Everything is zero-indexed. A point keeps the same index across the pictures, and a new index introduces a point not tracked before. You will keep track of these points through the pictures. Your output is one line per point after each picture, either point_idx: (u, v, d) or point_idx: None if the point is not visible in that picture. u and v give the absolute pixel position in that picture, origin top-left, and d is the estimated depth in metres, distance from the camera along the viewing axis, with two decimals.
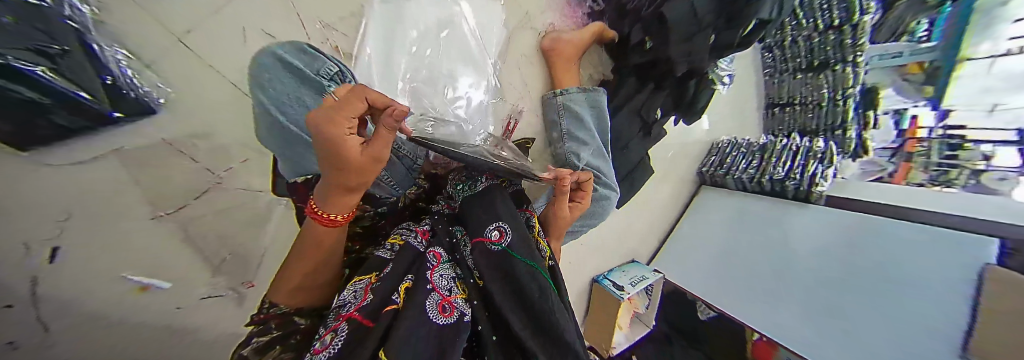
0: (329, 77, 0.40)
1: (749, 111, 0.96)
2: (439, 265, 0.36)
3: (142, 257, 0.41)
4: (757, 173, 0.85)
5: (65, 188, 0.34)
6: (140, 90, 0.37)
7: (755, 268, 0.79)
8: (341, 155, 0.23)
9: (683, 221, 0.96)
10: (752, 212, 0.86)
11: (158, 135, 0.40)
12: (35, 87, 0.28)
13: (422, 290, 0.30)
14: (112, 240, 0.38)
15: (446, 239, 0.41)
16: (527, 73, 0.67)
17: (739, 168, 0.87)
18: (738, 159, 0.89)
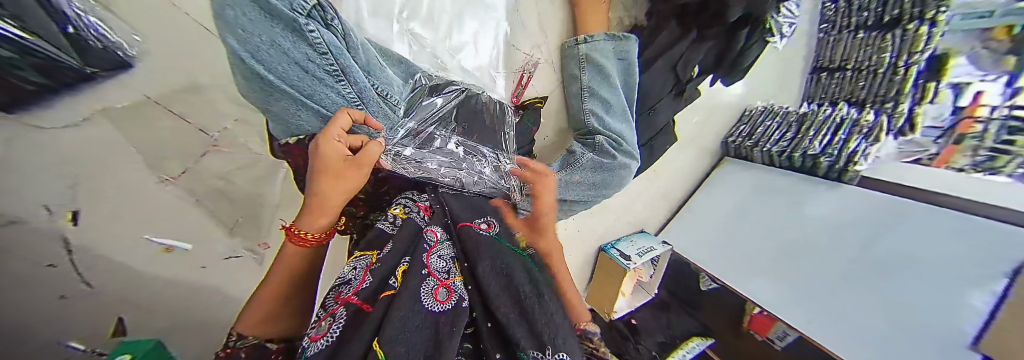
0: (304, 12, 0.30)
1: (791, 73, 0.86)
2: (438, 245, 0.32)
3: (162, 220, 0.41)
4: (789, 147, 0.76)
5: (62, 153, 0.32)
6: (108, 40, 0.33)
7: (766, 245, 0.71)
8: (324, 157, 0.28)
9: (698, 193, 0.90)
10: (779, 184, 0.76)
11: (141, 91, 0.37)
12: (15, 48, 0.23)
13: (416, 275, 0.26)
14: (128, 201, 0.38)
15: (444, 218, 0.37)
16: (546, 14, 0.59)
17: (771, 140, 0.79)
18: (772, 129, 0.81)
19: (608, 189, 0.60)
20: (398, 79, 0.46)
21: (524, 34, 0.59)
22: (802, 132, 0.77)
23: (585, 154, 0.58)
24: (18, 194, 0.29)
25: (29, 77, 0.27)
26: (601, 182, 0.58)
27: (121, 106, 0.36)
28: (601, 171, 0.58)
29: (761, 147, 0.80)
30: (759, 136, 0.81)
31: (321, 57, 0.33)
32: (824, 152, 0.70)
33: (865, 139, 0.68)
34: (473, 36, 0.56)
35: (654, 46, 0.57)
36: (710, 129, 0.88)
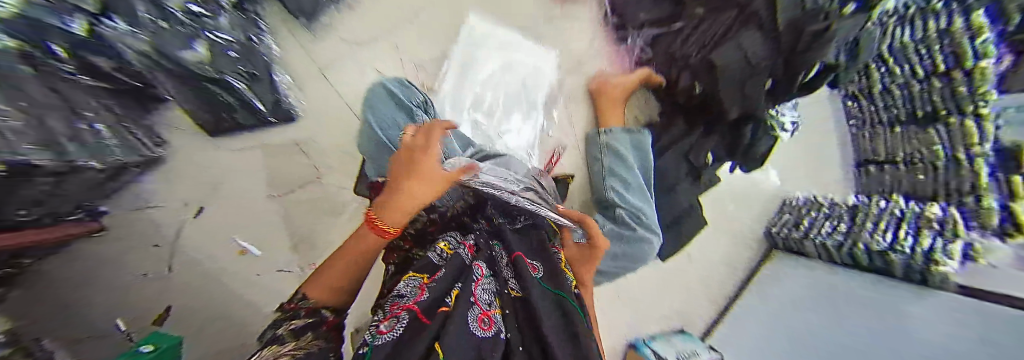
0: (419, 105, 0.53)
1: (830, 156, 0.79)
2: (482, 278, 0.37)
3: (248, 229, 0.58)
4: (848, 239, 0.61)
5: (217, 171, 0.55)
6: (288, 100, 0.57)
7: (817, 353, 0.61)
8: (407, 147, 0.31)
9: (749, 291, 0.86)
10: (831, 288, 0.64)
11: (291, 137, 0.58)
12: (230, 90, 0.48)
13: (466, 301, 0.30)
14: (234, 207, 0.57)
15: (487, 253, 0.44)
16: (574, 112, 0.75)
17: (823, 231, 0.69)
18: (819, 222, 0.72)
19: (635, 264, 0.59)
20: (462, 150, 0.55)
21: (558, 126, 0.74)
22: (839, 231, 0.65)
23: (606, 225, 0.61)
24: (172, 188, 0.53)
25: (242, 117, 0.52)
26: (625, 254, 0.58)
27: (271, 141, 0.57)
28: (623, 242, 0.58)
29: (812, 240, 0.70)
30: (807, 228, 0.74)
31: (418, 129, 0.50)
32: (893, 247, 0.52)
33: (939, 236, 0.49)
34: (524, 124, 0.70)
35: (667, 135, 0.71)
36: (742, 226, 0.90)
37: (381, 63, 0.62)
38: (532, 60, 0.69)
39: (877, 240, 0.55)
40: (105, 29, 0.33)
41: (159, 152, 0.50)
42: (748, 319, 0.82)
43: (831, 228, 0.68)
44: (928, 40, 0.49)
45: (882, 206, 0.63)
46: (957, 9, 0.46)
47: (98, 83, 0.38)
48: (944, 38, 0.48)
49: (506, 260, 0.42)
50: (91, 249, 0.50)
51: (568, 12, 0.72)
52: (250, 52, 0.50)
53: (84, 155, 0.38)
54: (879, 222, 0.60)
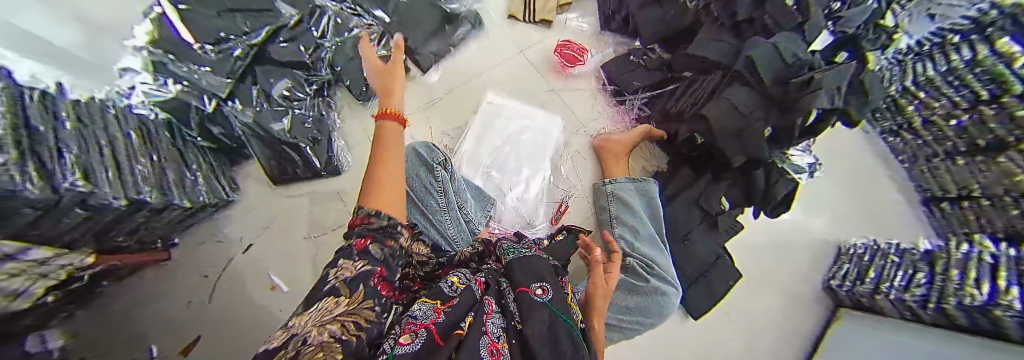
0: (438, 163, 0.59)
1: (886, 195, 0.80)
2: (492, 313, 0.37)
3: (280, 265, 0.62)
4: (932, 294, 0.54)
5: (264, 214, 0.64)
6: (339, 160, 0.68)
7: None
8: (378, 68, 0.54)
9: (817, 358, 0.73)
10: (893, 343, 0.54)
11: (335, 187, 0.69)
12: (298, 153, 0.62)
13: (477, 331, 0.31)
14: (273, 244, 0.63)
15: (495, 289, 0.44)
16: (580, 167, 0.79)
17: (896, 286, 0.60)
18: (890, 272, 0.64)
19: (645, 316, 0.58)
20: (475, 208, 0.66)
21: (567, 176, 0.79)
22: (916, 283, 0.58)
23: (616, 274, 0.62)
24: (227, 225, 0.62)
25: (301, 172, 0.65)
26: (638, 305, 0.58)
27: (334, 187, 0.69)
28: (634, 294, 0.59)
29: (882, 294, 0.61)
30: (875, 280, 0.65)
31: (435, 184, 0.58)
32: (997, 302, 0.43)
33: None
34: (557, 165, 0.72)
35: (674, 184, 0.73)
36: (792, 282, 0.79)
37: (416, 130, 0.75)
38: (539, 123, 0.79)
39: (973, 292, 0.47)
40: (226, 107, 0.55)
41: (234, 197, 0.62)
42: None
43: (902, 280, 0.61)
44: (955, 73, 0.58)
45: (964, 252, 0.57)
46: (975, 40, 0.56)
47: (202, 143, 0.58)
48: (976, 69, 0.55)
49: (513, 296, 0.41)
50: (151, 274, 0.58)
51: (571, 84, 0.84)
52: (320, 124, 0.66)
53: (180, 196, 0.50)
54: (966, 270, 0.52)
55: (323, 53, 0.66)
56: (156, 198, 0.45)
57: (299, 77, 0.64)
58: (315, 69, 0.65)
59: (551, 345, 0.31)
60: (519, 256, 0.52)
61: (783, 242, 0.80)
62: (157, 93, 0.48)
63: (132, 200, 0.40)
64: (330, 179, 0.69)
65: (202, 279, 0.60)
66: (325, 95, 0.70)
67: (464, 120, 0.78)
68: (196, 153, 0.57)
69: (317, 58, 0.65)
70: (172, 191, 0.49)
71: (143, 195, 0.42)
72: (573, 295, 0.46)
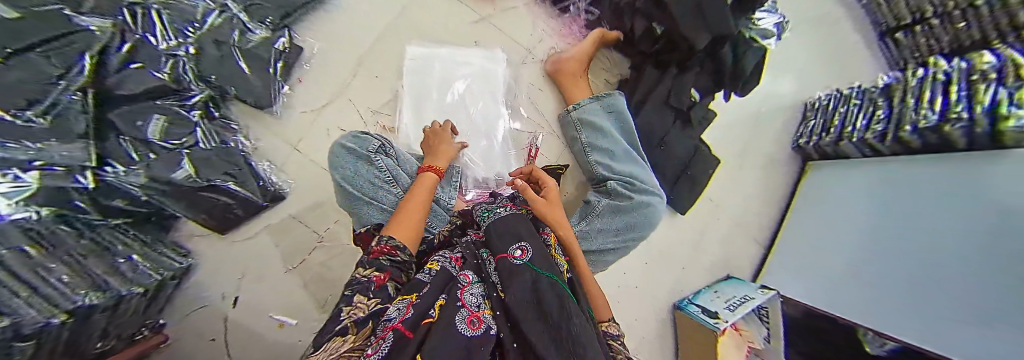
0: (375, 151, 0.52)
1: (850, 36, 0.82)
2: (469, 285, 0.38)
3: (278, 303, 0.63)
4: (891, 124, 0.60)
5: (232, 265, 0.61)
6: (277, 184, 0.62)
7: (859, 247, 0.61)
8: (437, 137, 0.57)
9: (793, 212, 0.80)
10: (886, 174, 0.61)
11: (288, 213, 0.64)
12: (226, 194, 0.55)
13: (452, 307, 0.32)
14: (260, 287, 0.62)
15: (473, 262, 0.44)
16: (538, 99, 0.70)
17: (858, 127, 0.66)
18: (852, 115, 0.68)
19: (635, 232, 0.57)
20: (440, 184, 0.60)
21: (527, 115, 0.70)
22: (876, 118, 0.63)
23: (601, 201, 0.59)
24: (202, 289, 0.60)
25: (239, 211, 0.59)
26: (627, 225, 0.57)
27: (288, 213, 0.64)
28: (620, 214, 0.57)
29: (845, 137, 0.67)
30: (838, 129, 0.70)
31: (383, 175, 0.51)
32: (947, 116, 0.50)
33: (1000, 87, 0.45)
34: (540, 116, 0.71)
35: (641, 89, 0.65)
36: (768, 149, 0.81)
37: (343, 121, 0.65)
38: (478, 64, 0.67)
39: (926, 116, 0.53)
40: (107, 177, 0.43)
41: (189, 260, 0.58)
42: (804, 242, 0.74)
43: (863, 120, 0.66)
44: None
45: (920, 76, 0.60)
46: None
47: (116, 221, 0.51)
48: None
49: (493, 265, 0.41)
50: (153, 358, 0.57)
51: (501, 5, 0.70)
52: (227, 151, 0.57)
53: (128, 285, 0.45)
54: (922, 93, 0.57)
55: (183, 65, 0.51)
56: (99, 298, 0.40)
57: (171, 108, 0.52)
58: (184, 91, 0.53)
59: (534, 305, 0.31)
60: (495, 218, 0.49)
61: (759, 113, 0.81)
62: (17, 189, 0.37)
63: (70, 310, 0.35)
64: (277, 206, 0.64)
65: (211, 342, 0.60)
66: (218, 116, 0.59)
67: (393, 89, 0.66)
68: (116, 234, 0.50)
69: (177, 75, 0.51)
70: (112, 284, 0.43)
71: (78, 301, 0.37)
72: (555, 243, 0.46)
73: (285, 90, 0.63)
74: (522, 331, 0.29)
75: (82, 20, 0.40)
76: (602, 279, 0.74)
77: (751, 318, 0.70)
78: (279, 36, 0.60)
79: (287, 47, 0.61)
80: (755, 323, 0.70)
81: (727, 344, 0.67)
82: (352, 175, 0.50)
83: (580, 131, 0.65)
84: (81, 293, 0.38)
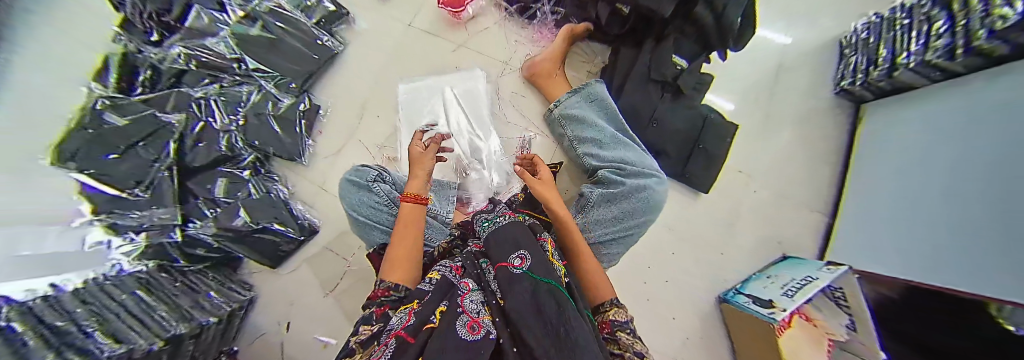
0: (373, 179, 0.59)
1: None
2: (469, 292, 0.37)
3: (321, 326, 0.71)
4: (958, 36, 0.51)
5: (284, 294, 0.72)
6: (310, 220, 0.73)
7: (957, 198, 0.49)
8: (416, 154, 0.53)
9: (847, 183, 0.73)
10: (977, 102, 0.49)
11: (321, 245, 0.74)
12: (274, 234, 0.67)
13: (453, 313, 0.31)
14: (306, 313, 0.71)
15: (473, 271, 0.43)
16: (521, 105, 0.74)
17: (914, 50, 0.58)
18: (902, 40, 0.61)
19: (637, 217, 0.54)
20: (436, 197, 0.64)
21: (513, 122, 0.74)
22: (934, 34, 0.55)
23: (594, 190, 0.57)
24: (262, 318, 0.70)
25: (283, 247, 0.69)
26: (624, 212, 0.54)
27: (322, 245, 0.74)
28: (616, 203, 0.55)
29: (902, 65, 0.60)
30: (887, 56, 0.63)
31: (382, 198, 0.57)
32: None
33: None
34: (525, 120, 0.74)
35: (619, 71, 0.66)
36: (789, 108, 0.76)
37: (356, 158, 0.75)
38: (460, 84, 0.74)
39: (1005, 14, 0.43)
40: (190, 230, 0.59)
41: (251, 293, 0.69)
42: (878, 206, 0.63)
43: (917, 42, 0.58)
44: None
45: None
46: None
47: (199, 266, 0.64)
48: None
49: (492, 273, 0.40)
50: None
51: (474, 30, 0.77)
52: (268, 198, 0.67)
53: (206, 316, 0.55)
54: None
55: (235, 137, 0.65)
56: (186, 328, 0.49)
57: (230, 171, 0.65)
58: (237, 157, 0.66)
59: (534, 309, 0.29)
60: (495, 227, 0.49)
61: (771, 73, 0.77)
62: (132, 248, 0.54)
63: (167, 338, 0.44)
64: (315, 239, 0.74)
65: None
66: (263, 172, 0.71)
67: (393, 123, 0.75)
68: (200, 276, 0.62)
69: (231, 143, 0.64)
70: (196, 316, 0.53)
71: (172, 331, 0.46)
72: (553, 249, 0.44)
73: (310, 142, 0.76)
74: (522, 333, 0.27)
75: (165, 117, 0.56)
76: (621, 274, 0.69)
77: (822, 304, 0.60)
78: (301, 101, 0.73)
79: (308, 108, 0.74)
80: (828, 308, 0.59)
81: (795, 333, 0.56)
82: (358, 203, 0.57)
83: (569, 124, 0.64)
84: (173, 324, 0.48)
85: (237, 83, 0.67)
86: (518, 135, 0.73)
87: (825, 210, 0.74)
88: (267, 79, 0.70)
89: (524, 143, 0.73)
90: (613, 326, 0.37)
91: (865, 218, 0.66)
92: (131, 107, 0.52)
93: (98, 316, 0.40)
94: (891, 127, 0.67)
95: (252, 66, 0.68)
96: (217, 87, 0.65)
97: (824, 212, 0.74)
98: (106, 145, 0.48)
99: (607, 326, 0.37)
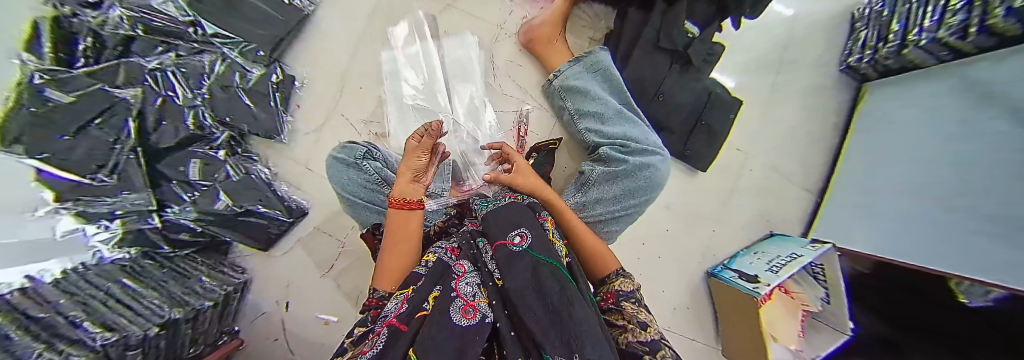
0: (360, 156, 0.56)
1: None
2: (464, 274, 0.36)
3: (321, 305, 0.72)
4: (975, 12, 0.44)
5: (278, 275, 0.71)
6: (297, 201, 0.70)
7: (953, 181, 0.48)
8: (411, 148, 0.45)
9: (845, 158, 0.72)
10: (976, 80, 0.48)
11: (313, 226, 0.72)
12: (261, 217, 0.64)
13: (446, 298, 0.31)
14: (303, 292, 0.71)
15: (469, 252, 0.42)
16: (518, 76, 0.68)
17: (929, 27, 0.51)
18: (917, 13, 0.54)
19: (636, 198, 0.53)
20: None
21: (509, 95, 0.69)
22: (951, 9, 0.48)
23: (595, 169, 0.55)
24: (260, 299, 0.71)
25: (273, 228, 0.67)
26: (626, 190, 0.52)
27: (313, 226, 0.72)
28: (619, 180, 0.53)
29: (913, 42, 0.54)
30: (902, 31, 0.57)
31: (371, 177, 0.54)
32: None
33: None
34: (523, 92, 0.69)
35: (625, 38, 0.60)
36: (797, 79, 0.73)
37: (341, 135, 0.70)
38: (450, 52, 0.67)
39: None
40: (168, 215, 0.57)
41: (245, 275, 0.68)
42: (874, 182, 0.63)
43: (933, 16, 0.51)
44: None
45: None
46: None
47: (186, 251, 0.62)
48: None
49: (489, 252, 0.39)
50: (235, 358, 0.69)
51: None
52: (248, 181, 0.63)
53: (200, 300, 0.54)
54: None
55: (202, 112, 0.59)
56: (180, 311, 0.48)
57: (204, 152, 0.60)
58: (208, 135, 0.60)
59: (537, 291, 0.28)
60: (495, 208, 0.47)
61: (784, 41, 0.72)
62: (109, 236, 0.53)
63: (162, 324, 0.44)
64: (305, 220, 0.72)
65: (275, 342, 0.71)
66: (241, 152, 0.66)
67: (378, 96, 0.69)
68: (187, 261, 0.61)
69: (199, 119, 0.58)
70: (189, 300, 0.52)
71: (166, 315, 0.45)
72: (554, 228, 0.43)
73: (288, 118, 0.70)
74: (523, 317, 0.26)
75: (120, 93, 0.49)
76: (617, 250, 0.69)
77: (801, 279, 0.62)
78: (272, 72, 0.65)
79: (281, 80, 0.67)
80: (808, 283, 0.62)
81: (773, 309, 0.60)
82: (345, 182, 0.54)
83: (570, 97, 0.60)
84: (166, 310, 0.46)
85: (196, 52, 0.59)
86: (515, 109, 0.69)
87: (821, 184, 0.74)
88: (230, 46, 0.62)
89: (521, 117, 0.69)
90: (617, 297, 0.36)
91: (856, 194, 0.67)
92: (79, 80, 0.45)
93: (85, 306, 0.39)
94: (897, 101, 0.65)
95: (211, 31, 0.60)
96: (173, 56, 0.57)
97: (818, 187, 0.74)
98: (53, 127, 0.42)
99: (611, 297, 0.37)
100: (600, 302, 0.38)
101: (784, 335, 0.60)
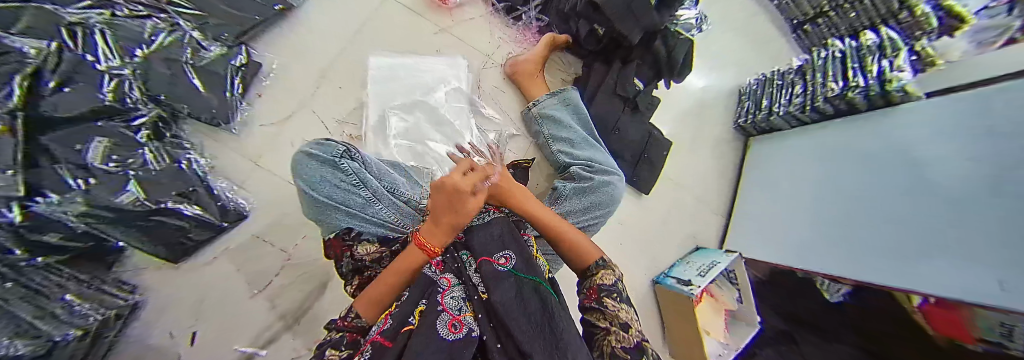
0: (340, 155, 0.52)
1: (764, 35, 1.04)
2: (450, 288, 0.33)
3: (243, 334, 0.59)
4: (807, 98, 0.76)
5: (188, 296, 0.57)
6: (236, 202, 0.59)
7: (828, 213, 0.69)
8: (456, 185, 0.38)
9: (738, 195, 0.96)
10: (834, 152, 0.73)
11: (251, 232, 0.61)
12: (185, 219, 0.51)
13: (432, 311, 0.28)
14: (228, 315, 0.58)
15: (454, 265, 0.39)
16: (502, 100, 0.76)
17: (782, 103, 0.83)
18: (776, 95, 0.85)
19: (601, 210, 0.60)
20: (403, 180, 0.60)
21: (491, 115, 0.75)
22: (794, 95, 0.80)
23: (566, 186, 0.62)
24: (152, 328, 0.54)
25: (192, 234, 0.54)
26: (593, 204, 0.60)
27: (252, 232, 0.61)
28: (587, 196, 0.60)
29: (776, 112, 0.84)
30: (767, 105, 0.87)
31: (348, 177, 0.51)
32: (847, 86, 0.67)
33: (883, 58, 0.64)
34: (503, 114, 0.76)
35: (592, 82, 0.74)
36: (706, 132, 0.97)
37: (309, 133, 0.65)
38: (441, 70, 0.72)
39: (833, 86, 0.70)
40: (36, 205, 0.35)
41: (135, 297, 0.52)
42: (766, 213, 0.85)
43: (785, 97, 0.82)
44: None
45: (824, 56, 0.77)
46: None
47: (46, 261, 0.42)
48: None
49: (473, 267, 0.38)
50: None
51: (459, 18, 0.76)
52: (175, 172, 0.52)
53: (60, 329, 0.38)
54: (826, 70, 0.74)
55: (128, 83, 0.48)
56: (28, 347, 0.32)
57: (117, 129, 0.47)
58: (130, 111, 0.49)
59: (522, 308, 0.28)
60: (479, 221, 0.48)
61: (697, 104, 0.97)
62: None
63: None
64: (238, 226, 0.60)
65: None
66: (169, 137, 0.55)
67: (357, 98, 0.68)
68: (50, 275, 0.42)
69: (122, 94, 0.47)
70: (43, 328, 0.36)
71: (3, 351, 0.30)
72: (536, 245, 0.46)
73: (243, 106, 0.62)
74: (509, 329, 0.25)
75: (14, 40, 0.35)
76: None
77: (721, 283, 0.78)
78: (236, 54, 0.60)
79: (245, 63, 0.61)
80: (726, 286, 0.77)
81: (705, 309, 0.75)
82: (317, 180, 0.50)
83: (546, 123, 0.69)
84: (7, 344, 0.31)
85: (140, 16, 0.52)
86: (493, 127, 0.75)
87: (723, 214, 0.96)
88: (186, 17, 0.57)
89: (499, 136, 0.75)
90: (599, 292, 0.35)
91: (750, 220, 0.89)
92: None
93: None
94: (766, 156, 0.92)
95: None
96: (105, 15, 0.48)
97: (723, 214, 0.96)
98: None
99: (593, 292, 0.36)
100: (582, 298, 0.37)
101: (712, 331, 0.73)
